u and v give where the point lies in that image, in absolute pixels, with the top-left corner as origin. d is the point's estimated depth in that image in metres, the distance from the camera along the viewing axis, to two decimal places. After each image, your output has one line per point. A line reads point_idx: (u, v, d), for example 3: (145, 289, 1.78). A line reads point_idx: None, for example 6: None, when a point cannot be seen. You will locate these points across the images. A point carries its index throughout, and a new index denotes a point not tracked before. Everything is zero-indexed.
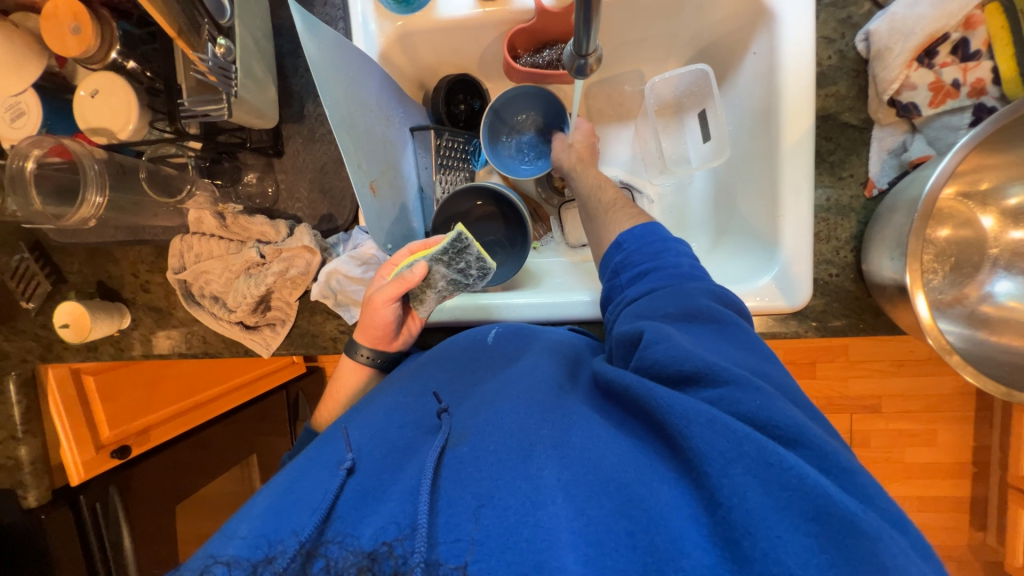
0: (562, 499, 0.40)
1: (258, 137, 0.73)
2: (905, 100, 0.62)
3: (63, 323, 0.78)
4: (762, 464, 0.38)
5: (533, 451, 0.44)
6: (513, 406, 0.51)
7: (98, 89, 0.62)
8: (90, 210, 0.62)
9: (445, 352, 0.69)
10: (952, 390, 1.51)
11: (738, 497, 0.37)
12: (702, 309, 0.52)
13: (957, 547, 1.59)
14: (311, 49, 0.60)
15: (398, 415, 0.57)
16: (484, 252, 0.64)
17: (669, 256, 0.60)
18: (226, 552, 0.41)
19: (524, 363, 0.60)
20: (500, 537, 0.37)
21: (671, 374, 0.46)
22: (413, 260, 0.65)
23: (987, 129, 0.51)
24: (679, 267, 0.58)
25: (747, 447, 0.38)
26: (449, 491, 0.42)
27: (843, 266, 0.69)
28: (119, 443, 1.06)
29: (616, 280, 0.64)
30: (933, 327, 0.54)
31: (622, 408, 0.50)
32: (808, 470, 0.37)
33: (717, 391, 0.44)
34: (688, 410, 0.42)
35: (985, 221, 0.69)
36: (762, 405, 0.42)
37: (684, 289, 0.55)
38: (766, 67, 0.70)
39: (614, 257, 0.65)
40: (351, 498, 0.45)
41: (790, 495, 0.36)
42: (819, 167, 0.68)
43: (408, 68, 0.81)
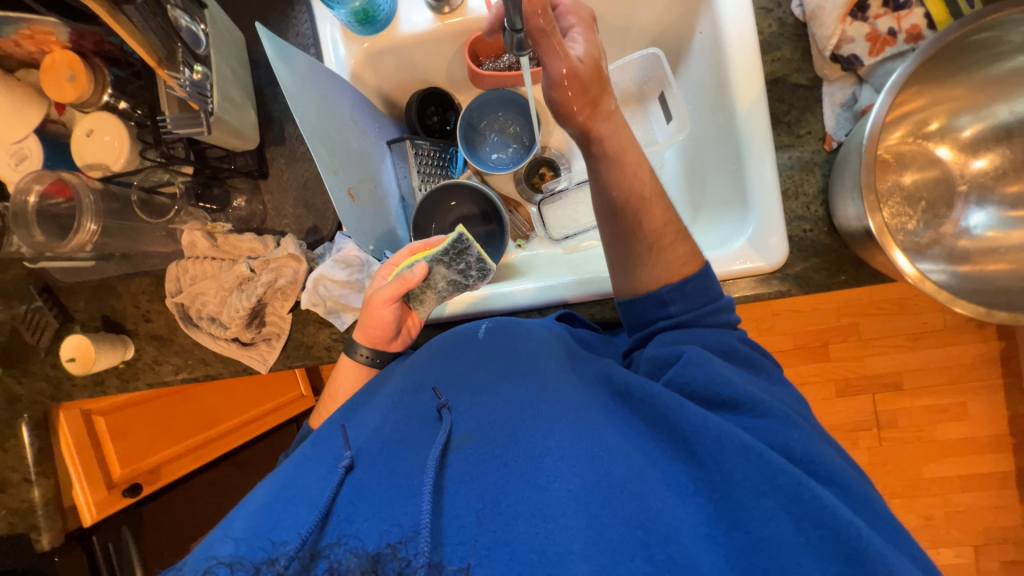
0: (573, 510, 0.40)
1: (244, 162, 0.78)
2: (846, 53, 0.65)
3: (70, 357, 0.80)
4: (793, 500, 0.40)
5: (543, 461, 0.44)
6: (518, 407, 0.50)
7: (93, 128, 0.68)
8: (86, 236, 0.67)
9: (439, 347, 0.64)
10: (973, 358, 1.46)
11: (768, 529, 0.39)
12: (737, 350, 0.56)
13: (1010, 527, 1.48)
14: (283, 72, 0.65)
15: (395, 409, 0.55)
16: (484, 254, 0.67)
17: (714, 308, 0.59)
18: (225, 552, 0.42)
19: (522, 357, 0.58)
20: (507, 544, 0.38)
21: (711, 398, 0.50)
22: (414, 261, 0.67)
23: (910, 68, 0.54)
24: (728, 342, 0.57)
25: (781, 481, 0.41)
26: (454, 495, 0.42)
27: (815, 220, 0.69)
28: (130, 482, 1.07)
29: (665, 308, 0.60)
30: (920, 276, 0.54)
31: (636, 414, 0.51)
32: (841, 509, 0.40)
33: (751, 419, 0.48)
34: (721, 434, 0.44)
35: (943, 153, 0.70)
36: (779, 429, 0.47)
37: (720, 333, 0.58)
38: (713, 44, 0.74)
39: (653, 313, 0.60)
40: (351, 493, 0.45)
41: (822, 533, 0.39)
42: (777, 129, 0.71)
43: (380, 86, 0.86)
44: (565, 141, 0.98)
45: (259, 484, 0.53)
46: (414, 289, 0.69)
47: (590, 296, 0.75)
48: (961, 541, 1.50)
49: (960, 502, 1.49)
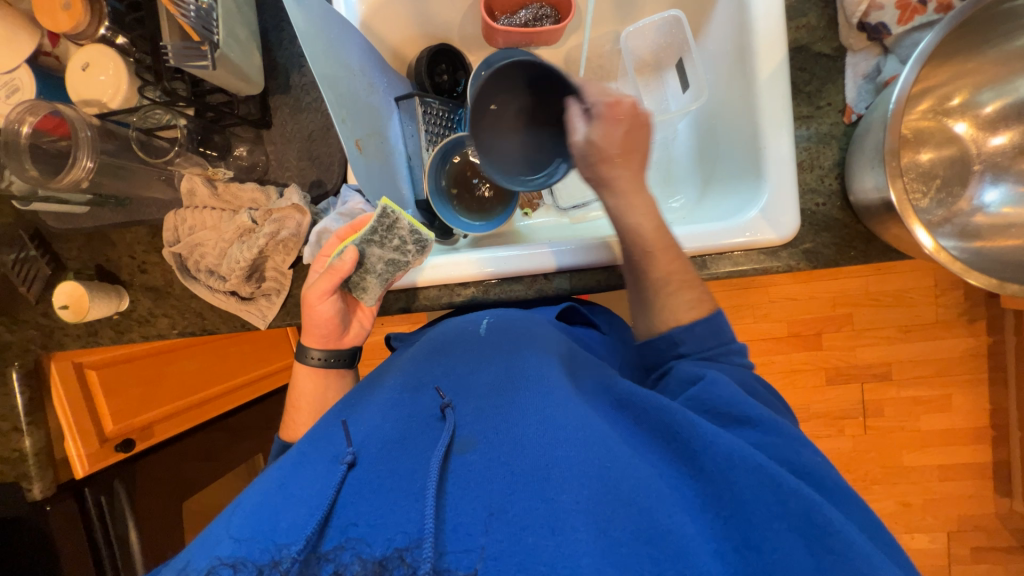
0: (582, 523, 0.38)
1: (246, 110, 0.75)
2: (873, 22, 0.64)
3: (62, 305, 0.78)
4: (804, 521, 0.40)
5: (551, 472, 0.41)
6: (526, 412, 0.48)
7: (89, 62, 0.65)
8: (81, 173, 0.64)
9: (438, 342, 0.64)
10: (964, 351, 1.48)
11: (779, 549, 0.39)
12: (755, 389, 0.57)
13: (984, 516, 1.53)
14: (297, 14, 0.62)
15: (396, 409, 0.51)
16: (416, 224, 0.65)
17: (725, 349, 0.60)
18: (225, 552, 0.38)
19: (527, 360, 0.56)
20: (515, 554, 0.36)
21: (722, 413, 0.50)
22: (343, 247, 0.65)
23: (938, 38, 0.52)
24: (750, 385, 0.57)
25: (792, 504, 0.41)
26: (457, 501, 0.40)
27: (829, 195, 0.69)
28: (123, 437, 1.06)
29: (675, 347, 0.61)
30: (938, 251, 0.54)
31: (642, 425, 0.50)
32: (849, 531, 0.40)
33: (762, 434, 0.48)
34: (732, 451, 0.44)
35: (960, 129, 0.71)
36: (792, 448, 0.47)
37: (732, 370, 0.58)
38: (737, 11, 0.72)
39: (666, 356, 0.62)
40: (352, 491, 0.42)
41: (831, 557, 0.39)
42: (796, 99, 0.69)
43: (391, 39, 0.84)
44: None
45: (258, 478, 0.50)
46: (352, 276, 0.68)
47: (594, 261, 0.73)
48: (937, 527, 1.54)
49: (936, 491, 1.53)
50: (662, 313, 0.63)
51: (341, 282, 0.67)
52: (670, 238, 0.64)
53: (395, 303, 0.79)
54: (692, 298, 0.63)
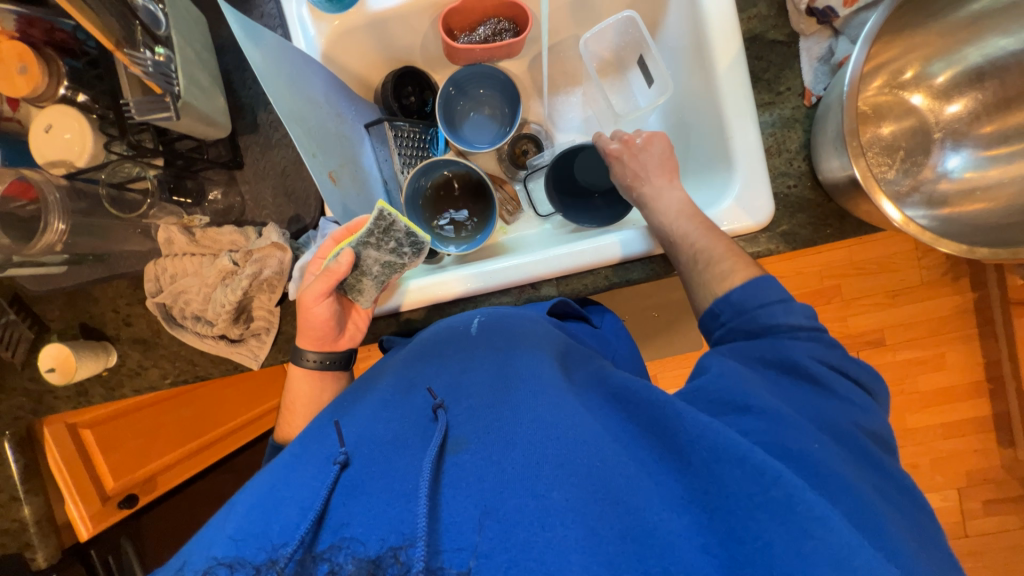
0: (572, 520, 0.37)
1: (216, 152, 0.76)
2: (821, 6, 0.66)
3: (50, 367, 0.77)
4: (788, 510, 0.38)
5: (541, 469, 0.40)
6: (514, 412, 0.46)
7: (51, 123, 0.64)
8: (54, 236, 0.65)
9: (426, 345, 0.63)
10: (951, 309, 1.51)
11: (764, 540, 0.37)
12: (807, 368, 0.52)
13: (990, 468, 1.55)
14: (253, 54, 0.62)
15: (387, 410, 0.50)
16: (412, 226, 0.65)
17: (768, 307, 0.57)
18: (224, 552, 0.36)
19: (518, 359, 0.55)
20: (505, 552, 0.34)
21: (722, 402, 0.48)
22: (339, 249, 0.65)
23: (883, 17, 0.54)
24: (811, 371, 0.51)
25: (775, 492, 0.39)
26: (450, 498, 0.38)
27: (799, 176, 0.70)
28: (125, 493, 1.06)
29: (716, 318, 0.62)
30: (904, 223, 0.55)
31: (631, 417, 0.50)
32: (834, 520, 0.37)
33: (755, 422, 0.45)
34: (718, 443, 0.42)
35: (917, 101, 0.72)
36: (791, 437, 0.44)
37: (789, 343, 0.54)
38: (690, 6, 0.73)
39: (713, 330, 0.62)
40: (345, 494, 0.40)
41: (813, 545, 0.36)
42: (757, 87, 0.71)
43: (354, 67, 0.84)
44: (547, 114, 0.97)
45: (249, 482, 0.48)
46: (348, 278, 0.67)
47: (579, 266, 0.73)
48: (947, 484, 1.56)
49: (941, 449, 1.56)
50: (705, 285, 0.64)
51: (338, 284, 0.66)
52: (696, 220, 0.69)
53: (387, 328, 0.79)
54: (729, 266, 0.63)
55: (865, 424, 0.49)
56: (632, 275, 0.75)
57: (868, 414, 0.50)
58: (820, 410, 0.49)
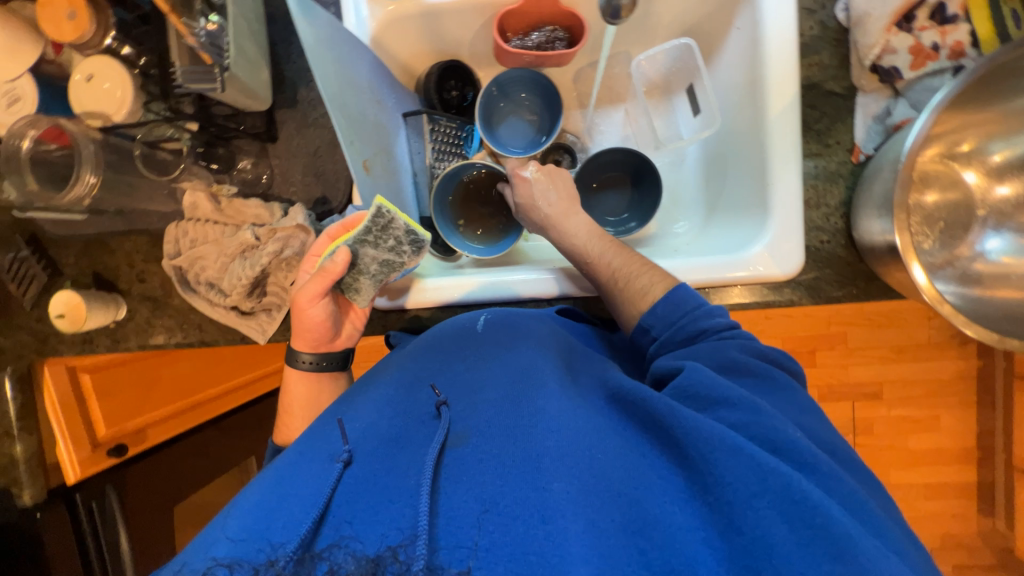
0: (571, 511, 0.36)
1: (253, 123, 0.75)
2: (886, 65, 0.65)
3: (59, 313, 0.77)
4: (787, 501, 0.36)
5: (541, 462, 0.40)
6: (516, 408, 0.46)
7: (93, 72, 0.63)
8: (83, 189, 0.64)
9: (433, 339, 0.61)
10: (953, 374, 1.50)
11: (763, 530, 0.36)
12: (746, 364, 0.52)
13: (965, 534, 1.56)
14: (305, 29, 0.61)
15: (392, 405, 0.50)
16: (412, 225, 0.62)
17: (691, 318, 0.59)
18: (223, 553, 0.35)
19: (522, 355, 0.54)
20: (505, 546, 0.34)
21: (698, 398, 0.47)
22: (335, 248, 0.63)
23: (957, 87, 0.53)
24: (755, 370, 0.52)
25: (772, 481, 0.37)
26: (451, 493, 0.38)
27: (834, 232, 0.69)
28: (115, 442, 1.03)
29: (647, 333, 0.62)
30: (931, 289, 0.55)
31: (629, 416, 0.48)
32: (832, 508, 0.36)
33: (735, 415, 0.45)
34: (712, 434, 0.40)
35: (971, 178, 0.73)
36: (773, 425, 0.43)
37: (719, 344, 0.55)
38: (749, 42, 0.72)
39: (647, 344, 0.62)
40: (351, 490, 0.39)
41: (813, 533, 0.35)
42: (806, 136, 0.70)
43: (400, 54, 0.83)
44: (585, 127, 0.94)
45: (259, 476, 0.47)
46: (345, 277, 0.66)
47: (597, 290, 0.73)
48: None
49: (920, 509, 1.56)
50: (629, 301, 0.65)
51: (334, 284, 0.65)
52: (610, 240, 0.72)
53: (397, 322, 0.78)
54: (653, 279, 0.64)
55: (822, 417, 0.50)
56: None
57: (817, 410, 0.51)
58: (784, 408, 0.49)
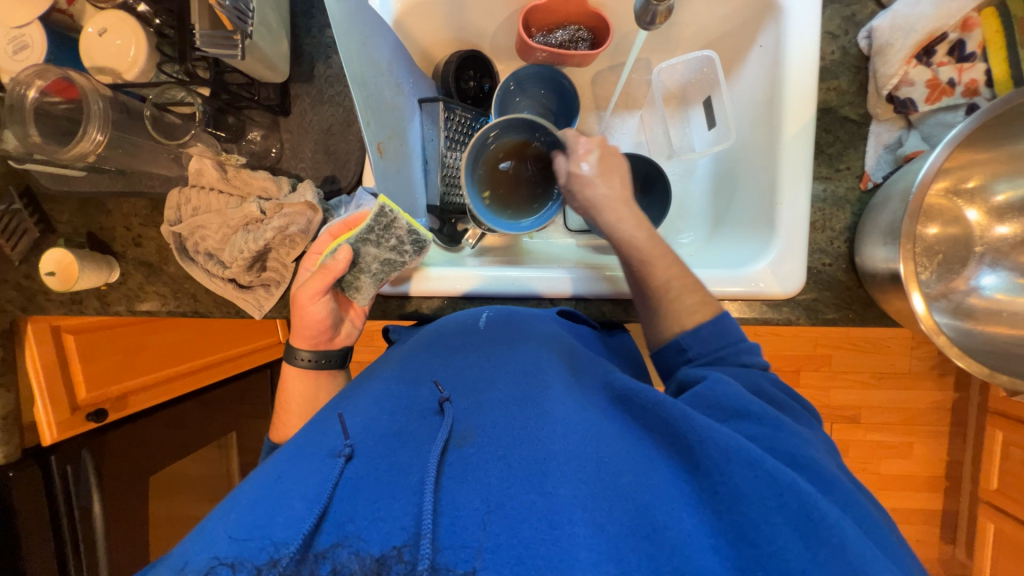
0: (579, 517, 0.36)
1: (266, 94, 0.74)
2: (903, 96, 0.66)
3: (50, 271, 0.75)
4: (801, 517, 0.38)
5: (548, 466, 0.40)
6: (522, 411, 0.46)
7: (106, 27, 0.62)
8: (89, 146, 0.62)
9: (434, 334, 0.61)
10: (930, 404, 1.54)
11: (777, 544, 0.37)
12: (770, 392, 0.54)
13: (927, 559, 1.60)
14: (332, 5, 0.60)
15: (393, 400, 0.49)
16: (413, 224, 0.63)
17: (733, 349, 0.58)
18: (225, 551, 0.34)
19: (524, 356, 0.54)
20: (513, 548, 0.34)
21: (721, 408, 0.48)
22: (337, 246, 0.63)
23: (971, 125, 0.54)
24: (779, 400, 0.54)
25: (788, 498, 0.38)
26: (454, 492, 0.38)
27: (836, 256, 0.70)
28: (96, 406, 1.02)
29: (682, 352, 0.60)
30: (928, 318, 0.56)
31: (639, 421, 0.48)
32: (845, 527, 0.38)
33: (758, 428, 0.46)
34: (728, 446, 0.41)
35: (971, 216, 0.74)
36: (791, 446, 0.44)
37: (753, 372, 0.56)
38: (771, 61, 0.72)
39: (675, 362, 0.61)
40: (354, 484, 0.39)
41: (826, 551, 0.36)
42: (818, 159, 0.71)
43: (421, 39, 0.82)
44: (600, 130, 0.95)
45: (251, 473, 0.46)
46: (346, 276, 0.66)
47: (599, 293, 0.73)
48: None
49: None
50: (671, 316, 0.62)
51: (334, 283, 0.65)
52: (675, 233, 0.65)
53: (397, 309, 0.77)
54: (696, 298, 0.62)
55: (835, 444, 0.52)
56: None
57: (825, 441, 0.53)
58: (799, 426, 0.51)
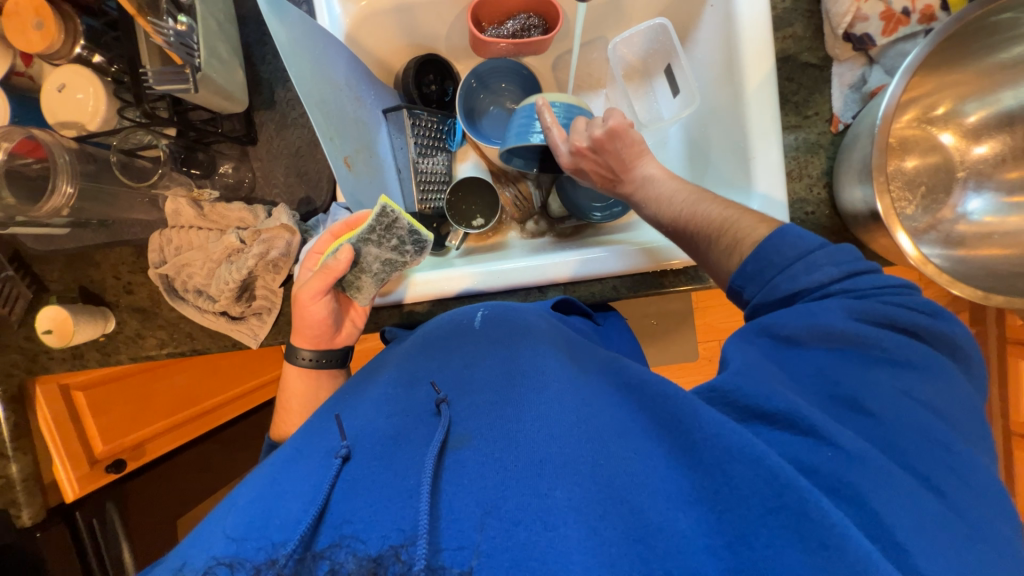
0: (573, 519, 0.36)
1: (231, 126, 0.75)
2: (859, 32, 0.65)
3: (46, 329, 0.76)
4: (801, 517, 0.35)
5: (544, 468, 0.39)
6: (516, 412, 0.45)
7: (65, 83, 0.63)
8: (61, 199, 0.64)
9: (428, 336, 0.61)
10: None
11: (772, 550, 0.35)
12: (847, 331, 0.46)
13: None
14: (277, 28, 0.60)
15: (389, 403, 0.49)
16: (415, 224, 0.63)
17: (785, 275, 0.52)
18: (223, 551, 0.34)
19: (526, 354, 0.54)
20: (508, 550, 0.33)
21: (744, 408, 0.44)
22: (338, 245, 0.62)
23: (925, 49, 0.53)
24: (858, 337, 0.46)
25: (787, 498, 0.36)
26: (452, 496, 0.37)
27: (817, 203, 0.69)
28: (114, 457, 1.03)
29: (740, 295, 0.56)
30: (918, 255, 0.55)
31: (643, 415, 0.47)
32: (852, 528, 0.34)
33: (775, 433, 0.42)
34: (731, 444, 0.39)
35: (947, 139, 0.74)
36: (816, 436, 0.40)
37: (819, 306, 0.48)
38: (723, 20, 0.72)
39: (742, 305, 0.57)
40: (348, 487, 0.39)
41: (829, 554, 0.33)
42: (785, 109, 0.70)
43: (376, 50, 0.83)
44: None
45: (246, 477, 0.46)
46: (347, 275, 0.66)
47: (586, 275, 0.72)
48: None
49: None
50: (715, 265, 0.59)
51: (335, 283, 0.65)
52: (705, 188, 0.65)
53: (389, 319, 0.78)
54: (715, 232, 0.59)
55: (921, 394, 0.43)
56: (640, 287, 0.75)
57: (936, 385, 0.44)
58: (837, 384, 0.44)
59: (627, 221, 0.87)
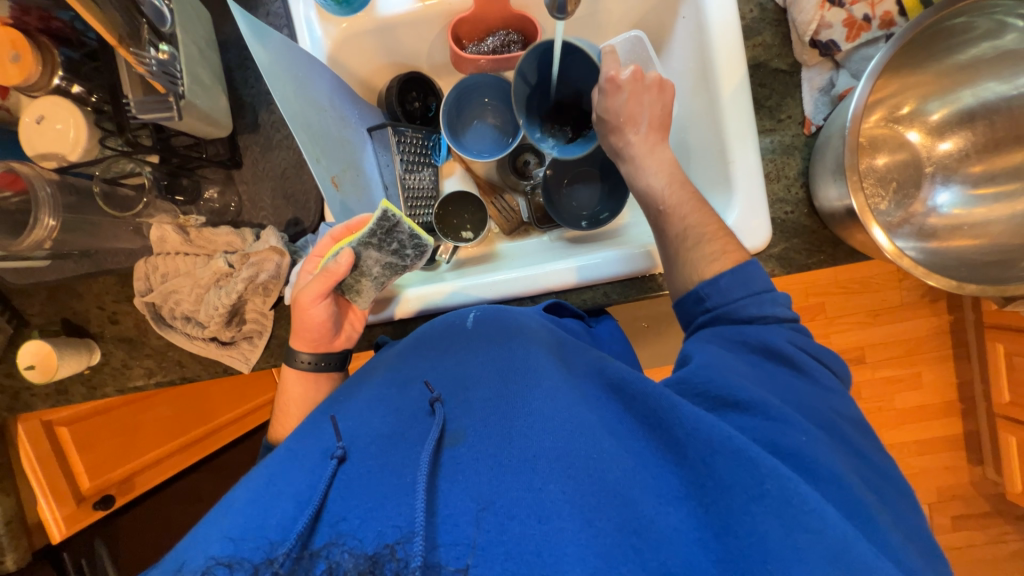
0: (567, 511, 0.36)
1: (215, 150, 0.74)
2: (824, 39, 0.68)
3: (29, 365, 0.74)
4: (781, 503, 0.37)
5: (538, 463, 0.39)
6: (510, 408, 0.45)
7: (43, 114, 0.62)
8: (43, 232, 0.66)
9: (422, 336, 0.60)
10: (929, 330, 1.55)
11: (759, 535, 0.36)
12: (784, 349, 0.52)
13: (960, 485, 1.59)
14: (259, 51, 0.61)
15: (383, 403, 0.48)
16: (416, 229, 0.64)
17: (754, 300, 0.56)
18: (221, 551, 0.34)
19: (515, 352, 0.53)
20: (503, 545, 0.34)
21: (712, 397, 0.47)
22: (339, 248, 0.63)
23: (889, 53, 0.56)
24: (789, 356, 0.52)
25: (769, 486, 0.38)
26: (448, 492, 0.37)
27: (796, 203, 0.72)
28: (100, 494, 1.01)
29: (701, 303, 0.58)
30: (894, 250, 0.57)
31: (630, 410, 0.48)
32: (828, 513, 0.37)
33: (747, 418, 0.45)
34: (712, 435, 0.41)
35: (914, 137, 0.78)
36: (783, 432, 0.43)
37: (765, 328, 0.54)
38: (696, 30, 0.74)
39: (696, 314, 0.59)
40: (344, 487, 0.39)
41: (808, 537, 0.36)
42: (759, 113, 0.73)
43: (359, 70, 0.84)
44: None
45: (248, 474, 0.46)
46: (347, 279, 0.65)
47: (579, 280, 0.73)
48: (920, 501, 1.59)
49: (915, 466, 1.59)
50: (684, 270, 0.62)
51: (335, 286, 0.65)
52: (688, 192, 0.66)
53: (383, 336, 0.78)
54: (717, 249, 0.60)
55: (842, 410, 0.50)
56: (630, 292, 0.76)
57: (847, 409, 0.50)
58: (802, 400, 0.48)
59: (614, 227, 0.88)
